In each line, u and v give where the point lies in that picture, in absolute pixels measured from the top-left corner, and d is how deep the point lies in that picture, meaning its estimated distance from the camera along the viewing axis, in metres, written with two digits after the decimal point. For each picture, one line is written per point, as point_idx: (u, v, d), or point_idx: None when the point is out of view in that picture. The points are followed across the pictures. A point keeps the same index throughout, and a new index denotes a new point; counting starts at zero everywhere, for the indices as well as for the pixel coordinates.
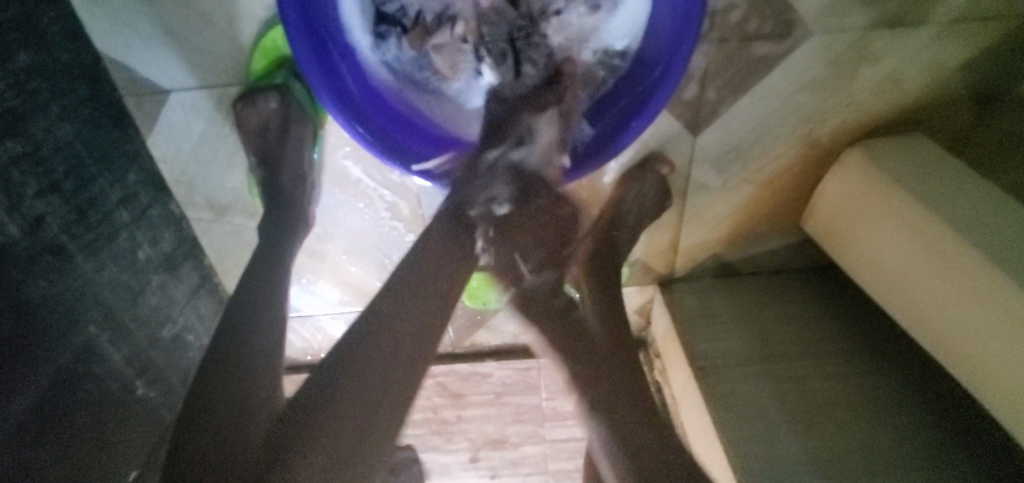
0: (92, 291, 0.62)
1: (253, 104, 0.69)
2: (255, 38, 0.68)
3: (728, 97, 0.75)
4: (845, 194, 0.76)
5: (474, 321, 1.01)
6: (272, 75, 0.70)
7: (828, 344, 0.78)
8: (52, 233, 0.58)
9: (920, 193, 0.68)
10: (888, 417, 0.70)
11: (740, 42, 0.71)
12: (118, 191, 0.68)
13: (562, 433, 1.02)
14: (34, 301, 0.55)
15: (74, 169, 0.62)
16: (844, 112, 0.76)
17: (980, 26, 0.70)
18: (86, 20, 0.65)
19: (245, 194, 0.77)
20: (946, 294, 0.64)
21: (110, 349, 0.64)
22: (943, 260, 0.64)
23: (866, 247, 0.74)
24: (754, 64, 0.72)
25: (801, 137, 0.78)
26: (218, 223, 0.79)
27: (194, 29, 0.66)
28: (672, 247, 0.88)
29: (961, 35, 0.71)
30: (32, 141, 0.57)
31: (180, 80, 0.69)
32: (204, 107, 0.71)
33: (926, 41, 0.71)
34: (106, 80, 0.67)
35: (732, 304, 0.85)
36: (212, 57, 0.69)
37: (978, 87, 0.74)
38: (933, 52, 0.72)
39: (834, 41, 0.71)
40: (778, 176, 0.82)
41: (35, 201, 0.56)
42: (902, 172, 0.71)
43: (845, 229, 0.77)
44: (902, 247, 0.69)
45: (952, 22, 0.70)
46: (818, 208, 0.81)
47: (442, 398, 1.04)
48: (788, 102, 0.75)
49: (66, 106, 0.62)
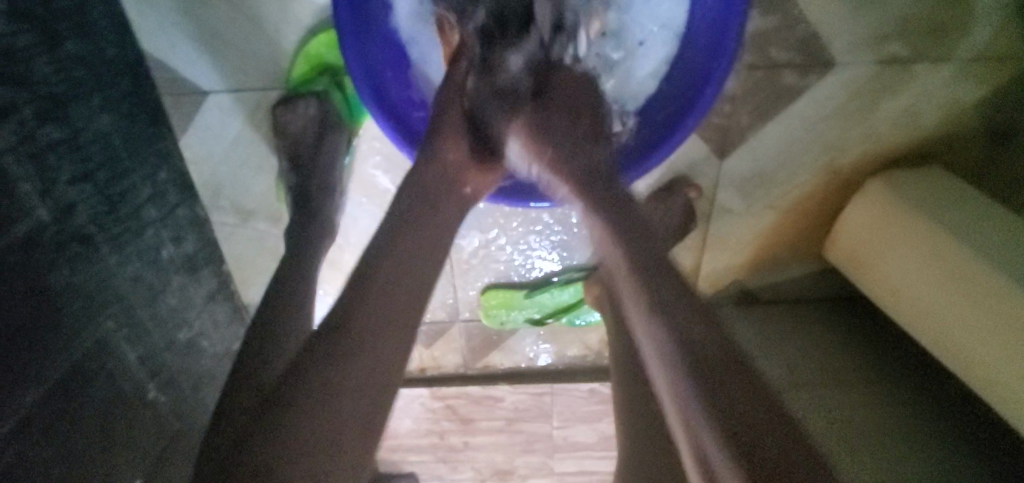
0: (116, 285, 0.61)
1: (291, 109, 0.70)
2: (300, 45, 0.70)
3: (755, 123, 0.78)
4: (868, 220, 0.76)
5: (488, 342, 0.97)
6: (313, 81, 0.71)
7: (854, 364, 0.76)
8: (78, 222, 0.57)
9: (945, 218, 0.69)
10: (933, 449, 0.65)
11: (768, 71, 0.75)
12: (148, 188, 0.67)
13: (572, 467, 1.00)
14: (57, 289, 0.54)
15: (108, 160, 0.62)
16: (864, 143, 0.79)
17: (994, 66, 0.74)
18: (135, 21, 0.67)
19: (272, 199, 0.76)
20: (974, 316, 0.63)
21: (125, 347, 0.62)
22: (972, 283, 0.64)
23: (890, 272, 0.73)
24: (779, 92, 0.76)
25: (821, 165, 0.80)
26: (241, 228, 0.78)
27: (242, 33, 0.69)
28: (694, 271, 0.88)
29: (978, 75, 0.75)
30: (70, 128, 0.57)
31: (217, 82, 0.70)
32: (238, 109, 0.72)
33: (944, 77, 0.75)
34: (148, 78, 0.69)
35: (755, 333, 0.82)
36: (253, 60, 0.70)
37: (993, 124, 0.77)
38: (950, 89, 0.75)
39: (856, 74, 0.75)
40: (801, 203, 0.83)
41: (68, 188, 0.56)
42: (924, 200, 0.72)
43: (868, 255, 0.76)
44: (926, 270, 0.69)
45: (971, 59, 0.74)
46: (841, 236, 0.80)
47: (451, 422, 0.99)
48: (810, 131, 0.78)
49: (107, 98, 0.62)
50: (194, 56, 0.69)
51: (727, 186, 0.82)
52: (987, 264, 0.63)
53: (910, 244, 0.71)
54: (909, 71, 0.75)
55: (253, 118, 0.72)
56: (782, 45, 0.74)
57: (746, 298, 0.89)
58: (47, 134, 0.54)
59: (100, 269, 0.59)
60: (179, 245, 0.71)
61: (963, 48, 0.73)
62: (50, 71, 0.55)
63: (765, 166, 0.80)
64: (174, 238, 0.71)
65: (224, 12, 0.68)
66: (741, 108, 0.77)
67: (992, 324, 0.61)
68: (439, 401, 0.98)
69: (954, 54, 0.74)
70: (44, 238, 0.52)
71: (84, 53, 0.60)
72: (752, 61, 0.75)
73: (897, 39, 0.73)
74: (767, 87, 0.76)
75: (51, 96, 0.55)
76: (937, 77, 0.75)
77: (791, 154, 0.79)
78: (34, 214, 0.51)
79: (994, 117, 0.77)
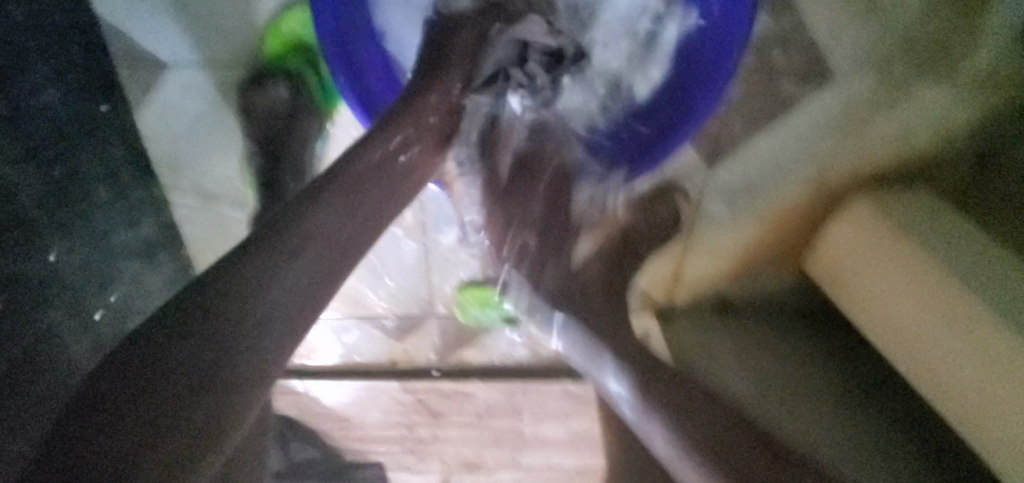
0: (59, 274, 0.57)
1: (263, 90, 0.65)
2: (272, 21, 0.65)
3: (748, 133, 0.76)
4: (854, 238, 0.75)
5: (464, 336, 0.94)
6: (287, 60, 0.66)
7: (813, 373, 0.78)
8: (20, 206, 0.52)
9: (932, 245, 0.68)
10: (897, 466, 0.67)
11: None
12: (100, 166, 0.62)
13: (539, 460, 0.97)
14: None
15: (56, 137, 0.57)
16: (855, 159, 0.78)
17: (991, 90, 0.73)
18: None
19: (241, 185, 0.71)
20: (954, 347, 0.63)
21: (68, 340, 0.57)
22: (953, 313, 0.63)
23: (872, 293, 0.72)
24: (777, 102, 0.74)
25: (811, 179, 0.79)
26: (204, 212, 0.72)
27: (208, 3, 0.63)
28: (675, 278, 0.86)
29: (973, 98, 0.74)
30: (13, 102, 0.52)
31: (181, 54, 0.65)
32: (204, 86, 0.66)
33: (940, 98, 0.74)
34: (104, 47, 0.63)
35: (729, 344, 0.81)
36: (220, 34, 0.65)
37: (982, 147, 0.76)
38: (945, 111, 0.74)
39: (853, 89, 0.73)
40: (787, 215, 0.81)
41: (8, 169, 0.51)
42: (913, 222, 0.71)
43: (851, 272, 0.75)
44: (910, 296, 0.68)
45: (969, 83, 0.73)
46: (825, 250, 0.79)
47: (419, 415, 0.97)
48: (803, 143, 0.77)
49: (58, 69, 0.57)
50: (155, 20, 0.63)
51: (715, 193, 0.81)
52: (970, 291, 0.63)
53: (894, 264, 0.70)
54: (907, 89, 0.73)
55: (221, 96, 0.67)
56: None
57: (725, 307, 0.88)
58: None
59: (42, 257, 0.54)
60: (134, 228, 0.66)
61: (964, 70, 0.72)
62: None
63: (754, 177, 0.79)
64: (128, 220, 0.66)
65: None
66: None
67: (967, 351, 0.62)
68: (409, 394, 0.96)
69: (953, 76, 0.73)
70: None
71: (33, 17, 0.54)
72: None
73: (899, 56, 0.72)
74: None
75: None
76: (933, 96, 0.74)
77: (782, 165, 0.78)
78: None
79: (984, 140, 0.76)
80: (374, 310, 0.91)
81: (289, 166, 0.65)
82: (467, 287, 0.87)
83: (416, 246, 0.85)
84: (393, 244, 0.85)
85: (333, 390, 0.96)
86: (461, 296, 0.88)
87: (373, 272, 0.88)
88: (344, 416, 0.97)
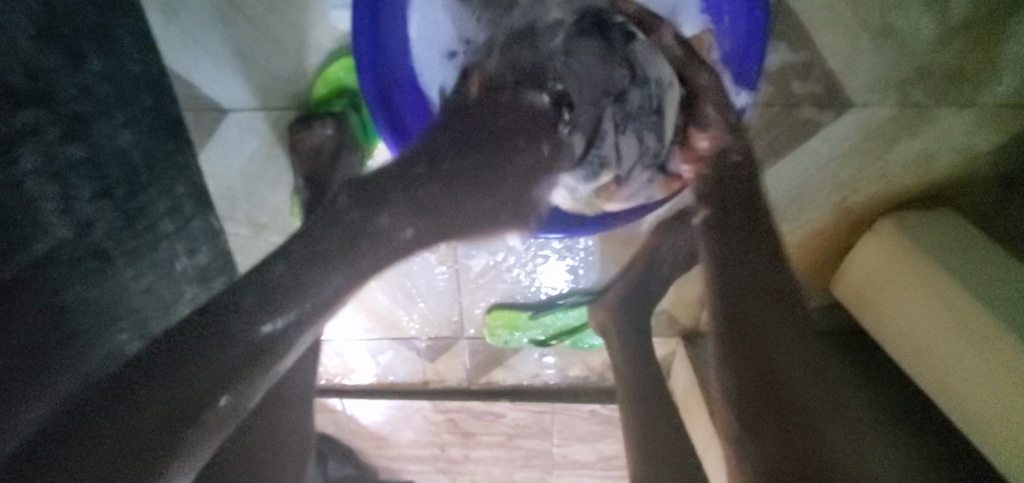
0: (128, 298, 0.63)
1: (309, 128, 0.70)
2: (319, 68, 0.71)
3: (770, 159, 0.78)
4: (877, 260, 0.77)
5: (492, 358, 0.96)
6: (331, 102, 0.72)
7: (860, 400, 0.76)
8: (97, 237, 0.59)
9: (951, 267, 0.69)
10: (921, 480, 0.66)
11: (784, 107, 0.75)
12: (165, 202, 0.69)
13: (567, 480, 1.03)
14: (71, 304, 0.56)
15: (128, 176, 0.64)
16: (877, 183, 0.79)
17: (1015, 113, 0.73)
18: (158, 33, 0.68)
19: (285, 215, 0.77)
20: (970, 364, 0.64)
21: None
22: (970, 332, 0.64)
23: (894, 314, 0.73)
24: (797, 128, 0.76)
25: (833, 204, 0.80)
26: (254, 240, 0.79)
27: (264, 54, 0.70)
28: (699, 301, 0.88)
29: (995, 122, 0.74)
30: (92, 147, 0.60)
31: (241, 100, 0.71)
32: (259, 126, 0.73)
33: (961, 122, 0.74)
34: (169, 94, 0.70)
35: None
36: (272, 79, 0.71)
37: (1007, 170, 0.77)
38: (967, 134, 0.75)
39: (871, 115, 0.75)
40: (809, 239, 0.83)
41: (87, 205, 0.58)
42: (933, 245, 0.72)
43: (874, 293, 0.76)
44: (927, 316, 0.69)
45: (991, 107, 0.73)
46: (850, 273, 0.80)
47: (451, 435, 1.01)
48: (824, 168, 0.78)
49: (130, 115, 0.64)
50: (216, 69, 0.70)
51: None
52: (989, 311, 0.63)
53: (914, 287, 0.71)
54: (928, 115, 0.74)
55: (273, 135, 0.73)
56: (800, 82, 0.74)
57: None
58: (70, 153, 0.57)
59: (114, 282, 0.61)
60: (191, 256, 0.72)
61: (986, 93, 0.73)
62: (71, 91, 0.57)
63: (776, 202, 0.80)
64: (186, 249, 0.72)
65: (247, 32, 0.69)
66: (756, 143, 0.77)
67: (989, 374, 0.61)
68: (440, 415, 0.99)
69: (974, 99, 0.73)
70: (61, 255, 0.55)
71: (110, 71, 0.62)
72: (768, 99, 0.75)
73: (916, 81, 0.73)
74: (785, 122, 0.76)
75: (74, 117, 0.58)
76: (955, 120, 0.74)
77: (804, 191, 0.80)
78: (55, 232, 0.54)
79: (1010, 161, 0.76)
80: (407, 331, 0.94)
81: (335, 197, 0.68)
82: (496, 311, 0.89)
83: (448, 271, 0.88)
84: (425, 269, 0.88)
85: (367, 409, 0.99)
86: (490, 320, 0.90)
87: (405, 294, 0.90)
88: (380, 434, 1.02)
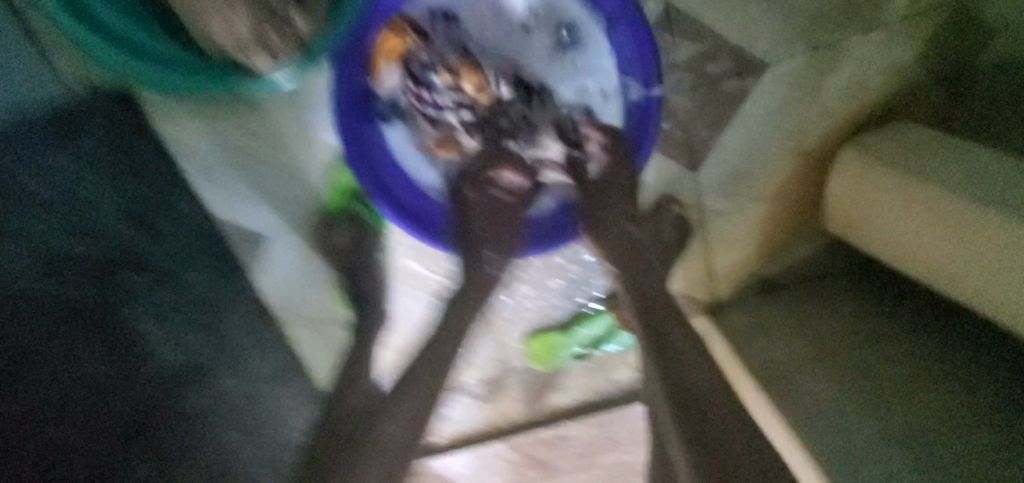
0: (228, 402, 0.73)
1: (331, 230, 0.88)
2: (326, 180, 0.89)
3: (715, 131, 0.87)
4: (847, 187, 0.82)
5: (543, 384, 1.04)
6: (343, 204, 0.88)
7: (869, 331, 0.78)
8: (196, 354, 0.73)
9: (918, 171, 0.74)
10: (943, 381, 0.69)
11: (712, 83, 0.85)
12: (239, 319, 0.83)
13: None
14: (189, 412, 0.69)
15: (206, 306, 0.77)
16: (824, 121, 0.86)
17: (916, 22, 0.82)
18: (206, 195, 0.87)
19: (330, 305, 0.94)
20: (973, 255, 0.67)
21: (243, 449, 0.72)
22: (953, 224, 0.69)
23: (880, 228, 0.78)
24: (731, 97, 0.86)
25: (793, 156, 0.88)
26: (314, 334, 0.94)
27: (282, 185, 0.88)
28: (708, 274, 0.94)
29: (906, 35, 0.83)
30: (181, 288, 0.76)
31: (275, 225, 0.89)
32: (294, 244, 0.91)
33: (875, 44, 0.83)
34: (221, 237, 0.87)
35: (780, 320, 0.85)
36: (293, 201, 0.89)
37: (937, 73, 0.84)
38: (886, 53, 0.83)
39: (790, 68, 0.84)
40: (777, 188, 0.90)
41: (187, 334, 0.73)
42: (892, 158, 0.77)
43: (855, 216, 0.81)
44: (912, 221, 0.74)
45: (893, 24, 0.82)
46: (828, 207, 0.86)
47: (533, 469, 1.06)
48: (770, 125, 0.87)
49: (199, 257, 0.82)
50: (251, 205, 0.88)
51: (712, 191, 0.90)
52: (961, 198, 0.69)
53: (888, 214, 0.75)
54: (842, 48, 0.83)
55: (306, 248, 0.91)
56: (716, 59, 0.84)
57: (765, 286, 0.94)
58: (163, 301, 0.74)
59: (215, 391, 0.72)
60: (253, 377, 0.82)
61: (883, 16, 0.82)
62: (162, 255, 0.77)
63: (739, 165, 0.89)
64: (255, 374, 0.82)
65: (268, 170, 0.87)
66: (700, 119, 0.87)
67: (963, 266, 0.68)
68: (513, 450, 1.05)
69: (874, 23, 0.82)
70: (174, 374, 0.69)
71: (180, 231, 0.81)
72: (698, 77, 0.85)
73: (817, 24, 0.82)
74: (718, 94, 0.86)
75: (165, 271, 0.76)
76: (868, 45, 0.83)
77: (760, 151, 0.88)
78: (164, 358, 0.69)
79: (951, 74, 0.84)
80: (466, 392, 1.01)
81: (366, 276, 0.87)
82: (533, 340, 0.99)
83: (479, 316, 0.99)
84: None
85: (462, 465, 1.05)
86: (530, 350, 1.00)
87: None
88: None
